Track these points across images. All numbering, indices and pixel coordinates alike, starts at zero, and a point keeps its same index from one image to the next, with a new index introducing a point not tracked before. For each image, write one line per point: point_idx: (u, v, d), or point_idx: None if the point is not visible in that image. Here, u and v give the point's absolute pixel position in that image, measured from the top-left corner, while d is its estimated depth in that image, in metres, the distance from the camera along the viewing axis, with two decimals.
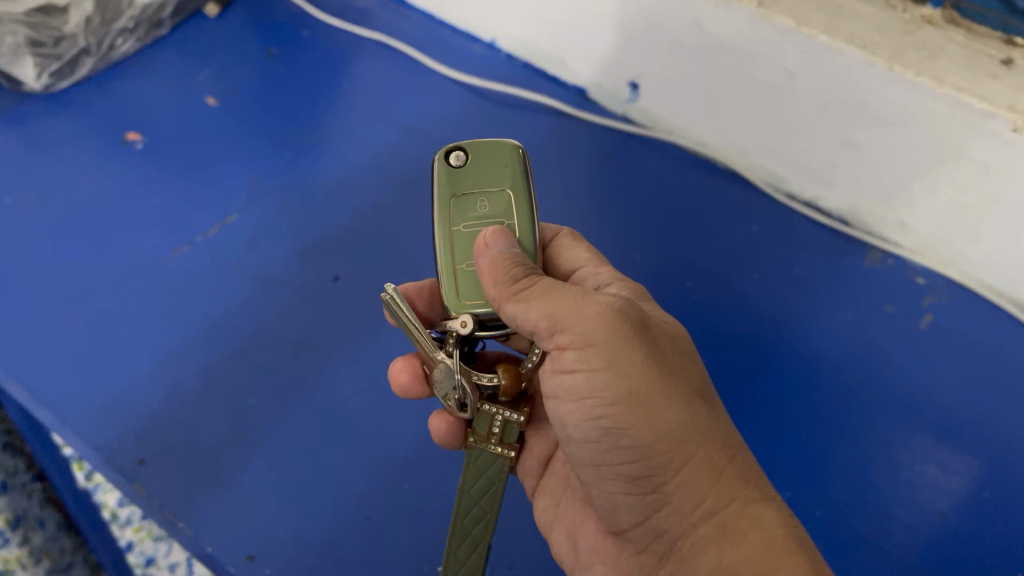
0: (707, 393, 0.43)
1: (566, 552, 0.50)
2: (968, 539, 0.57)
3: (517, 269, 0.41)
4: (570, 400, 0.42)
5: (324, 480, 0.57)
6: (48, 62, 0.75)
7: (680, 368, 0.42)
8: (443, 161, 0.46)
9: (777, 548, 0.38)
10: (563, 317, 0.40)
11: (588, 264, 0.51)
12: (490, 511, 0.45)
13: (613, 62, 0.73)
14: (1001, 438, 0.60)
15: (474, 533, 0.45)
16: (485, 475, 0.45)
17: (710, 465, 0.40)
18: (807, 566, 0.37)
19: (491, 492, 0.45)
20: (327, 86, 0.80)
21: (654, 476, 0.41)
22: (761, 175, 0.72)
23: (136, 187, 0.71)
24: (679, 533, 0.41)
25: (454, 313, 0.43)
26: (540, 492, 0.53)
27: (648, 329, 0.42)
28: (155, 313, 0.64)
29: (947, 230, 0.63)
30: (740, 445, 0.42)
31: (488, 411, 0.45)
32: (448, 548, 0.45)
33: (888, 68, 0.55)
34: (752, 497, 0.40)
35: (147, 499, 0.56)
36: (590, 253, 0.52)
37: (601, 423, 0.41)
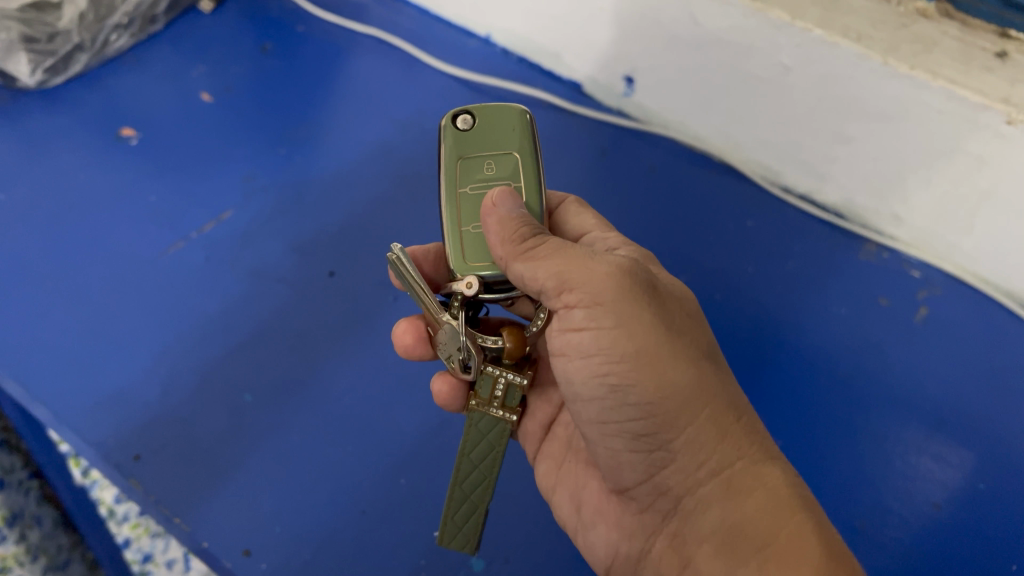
0: (712, 354, 0.43)
1: (569, 515, 0.50)
2: (964, 530, 0.57)
3: (525, 229, 0.41)
4: (578, 357, 0.42)
5: (320, 475, 0.57)
6: (43, 59, 0.75)
7: (686, 329, 0.42)
8: (451, 125, 0.46)
9: (782, 505, 0.39)
10: (571, 276, 0.40)
11: (595, 230, 0.51)
12: (489, 475, 0.46)
13: (608, 56, 0.73)
14: (996, 430, 0.60)
15: (472, 498, 0.46)
16: (485, 439, 0.46)
17: (716, 423, 0.41)
18: (813, 523, 0.38)
19: (491, 456, 0.46)
20: (322, 81, 0.80)
21: (660, 433, 0.41)
22: (755, 169, 0.73)
23: (131, 183, 0.71)
24: (685, 490, 0.42)
25: (459, 274, 0.43)
26: (541, 456, 0.53)
27: (656, 290, 0.42)
28: (151, 309, 0.64)
29: (941, 223, 0.64)
30: (745, 405, 0.43)
31: (491, 373, 0.44)
32: (445, 511, 0.46)
33: (883, 62, 0.55)
34: (757, 455, 0.41)
35: (143, 494, 0.56)
36: (596, 220, 0.52)
37: (608, 380, 0.41)
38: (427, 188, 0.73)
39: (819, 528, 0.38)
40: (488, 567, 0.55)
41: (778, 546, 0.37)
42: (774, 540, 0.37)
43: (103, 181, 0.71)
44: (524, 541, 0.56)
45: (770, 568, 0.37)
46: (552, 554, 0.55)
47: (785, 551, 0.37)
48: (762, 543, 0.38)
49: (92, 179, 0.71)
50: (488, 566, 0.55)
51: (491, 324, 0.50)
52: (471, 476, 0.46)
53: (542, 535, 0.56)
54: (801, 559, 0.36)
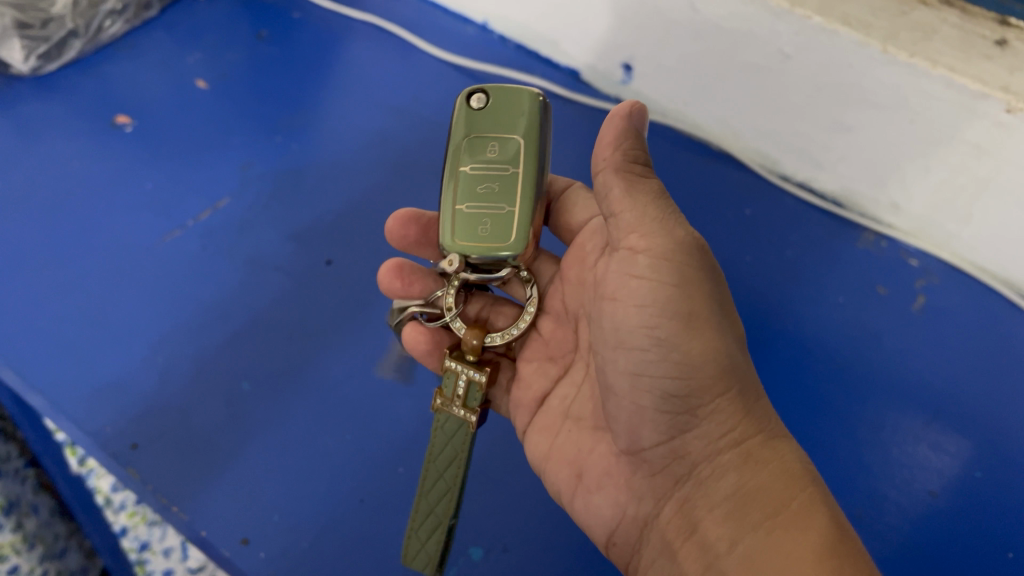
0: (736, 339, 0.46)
1: (565, 481, 0.48)
2: (963, 519, 0.57)
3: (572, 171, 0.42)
4: (630, 306, 0.43)
5: (317, 465, 0.57)
6: (36, 45, 0.75)
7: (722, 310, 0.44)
8: (464, 103, 0.47)
9: (793, 480, 0.41)
10: (650, 223, 0.43)
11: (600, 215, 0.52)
12: (454, 483, 0.46)
13: (607, 43, 0.73)
14: (994, 418, 0.60)
15: (437, 509, 0.46)
16: (451, 443, 0.46)
17: (745, 398, 0.43)
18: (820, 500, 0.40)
19: (456, 462, 0.46)
20: (319, 67, 0.80)
21: (692, 397, 0.42)
22: (754, 157, 0.73)
23: (127, 171, 0.71)
24: (704, 457, 0.43)
25: (445, 251, 0.45)
26: (533, 427, 0.51)
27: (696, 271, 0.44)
28: (148, 297, 0.63)
29: (940, 213, 0.64)
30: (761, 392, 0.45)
31: (454, 369, 0.46)
32: (411, 527, 0.46)
33: (882, 50, 0.55)
34: (773, 436, 0.43)
35: (141, 484, 0.56)
36: None
37: (654, 334, 0.42)
38: (425, 175, 0.72)
39: (827, 505, 0.40)
40: (486, 556, 0.55)
41: (792, 514, 0.39)
42: (784, 509, 0.39)
43: (98, 169, 0.71)
44: (522, 530, 0.55)
45: (789, 531, 0.38)
46: (550, 544, 0.55)
47: (801, 520, 0.39)
48: (775, 511, 0.39)
49: (87, 167, 0.71)
50: (486, 554, 0.55)
51: (490, 300, 0.53)
52: (437, 484, 0.46)
53: (540, 525, 0.56)
54: (816, 526, 0.38)
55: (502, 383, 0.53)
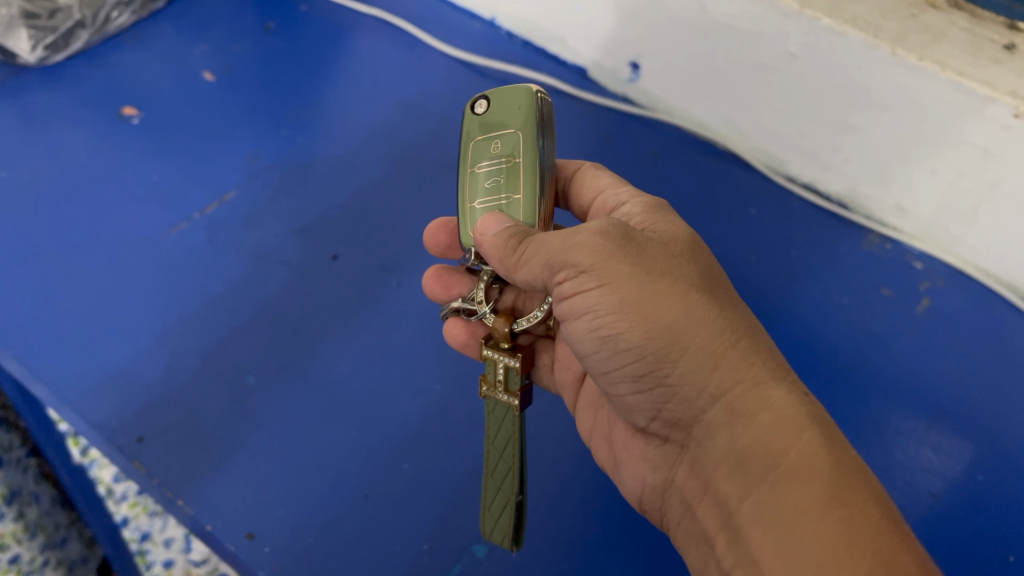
0: (702, 279, 0.41)
1: (605, 457, 0.50)
2: (975, 522, 0.55)
3: (508, 231, 0.43)
4: (574, 318, 0.42)
5: (322, 461, 0.55)
6: (44, 35, 0.75)
7: (672, 266, 0.41)
8: (470, 110, 0.48)
9: (790, 425, 0.37)
10: (550, 251, 0.41)
11: (609, 187, 0.52)
12: (512, 463, 0.45)
13: (614, 41, 0.74)
14: (999, 421, 0.60)
15: (502, 489, 0.45)
16: (505, 427, 0.46)
17: (709, 351, 0.39)
18: (822, 441, 0.36)
19: (511, 443, 0.46)
20: (327, 61, 0.81)
21: (657, 371, 0.41)
22: (760, 158, 0.73)
23: (132, 163, 0.71)
24: (693, 420, 0.41)
25: (466, 247, 0.47)
26: (579, 405, 0.53)
27: (633, 240, 0.41)
28: (152, 288, 0.63)
29: (944, 216, 0.64)
30: (748, 325, 0.41)
31: (491, 357, 0.46)
32: (483, 505, 0.46)
33: (891, 52, 0.55)
34: (761, 378, 0.39)
35: (146, 478, 0.54)
36: (611, 178, 0.52)
37: (600, 334, 0.41)
38: (430, 170, 0.72)
39: (830, 445, 0.36)
40: (490, 554, 0.52)
41: (787, 467, 0.36)
42: (782, 462, 0.36)
43: (104, 160, 0.71)
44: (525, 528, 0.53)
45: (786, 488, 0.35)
46: (554, 544, 0.52)
47: (793, 474, 0.35)
48: (773, 464, 0.36)
49: (93, 158, 0.71)
50: (491, 552, 0.52)
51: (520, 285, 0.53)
52: (501, 464, 0.46)
53: (546, 521, 0.53)
54: (813, 478, 0.35)
55: (546, 363, 0.55)
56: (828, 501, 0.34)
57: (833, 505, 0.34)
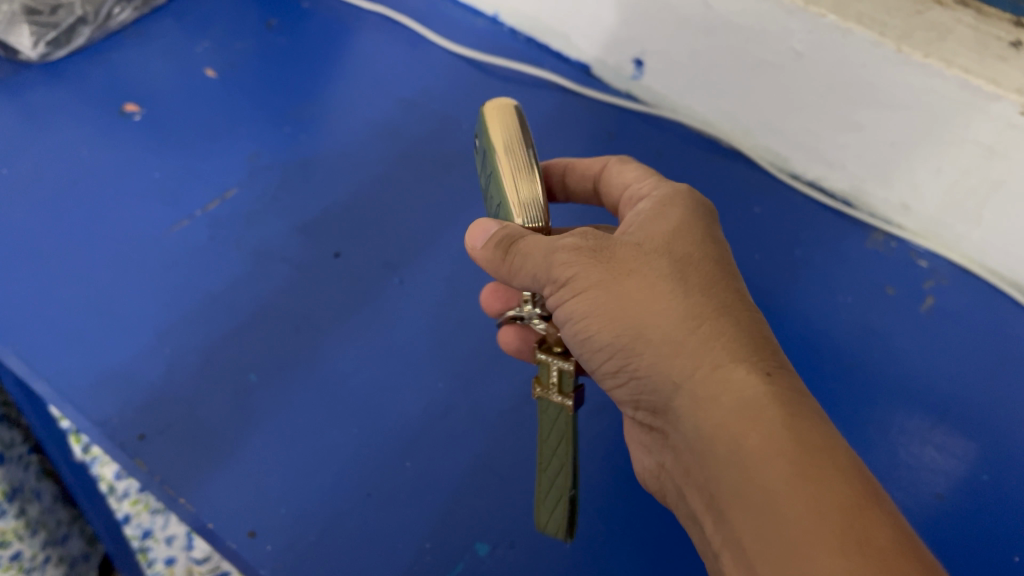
0: (670, 265, 0.41)
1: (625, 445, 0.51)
2: (979, 522, 0.55)
3: (490, 223, 0.44)
4: (558, 322, 0.43)
5: (324, 459, 0.55)
6: (46, 31, 0.74)
7: (639, 261, 0.41)
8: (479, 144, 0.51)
9: (749, 408, 0.36)
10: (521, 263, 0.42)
11: (635, 181, 0.51)
12: (566, 461, 0.45)
13: (617, 38, 0.73)
14: (1004, 420, 0.60)
15: (556, 486, 0.46)
16: (558, 426, 0.46)
17: (672, 341, 0.39)
18: (782, 422, 0.35)
19: (564, 442, 0.45)
20: (329, 57, 0.80)
21: (629, 366, 0.41)
22: (764, 156, 0.73)
23: (134, 159, 0.71)
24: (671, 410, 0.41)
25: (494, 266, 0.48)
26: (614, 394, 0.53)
27: (599, 244, 0.42)
28: (154, 284, 0.62)
29: (949, 215, 0.64)
30: (722, 301, 0.40)
31: (544, 360, 0.45)
32: (538, 498, 0.47)
33: (897, 49, 0.55)
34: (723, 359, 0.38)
35: (148, 475, 0.54)
36: (637, 171, 0.51)
37: (578, 336, 0.42)
38: (432, 167, 0.72)
39: (790, 426, 0.35)
40: (493, 552, 0.52)
41: (744, 454, 0.35)
42: (741, 449, 0.35)
43: (106, 157, 0.71)
44: (528, 526, 0.53)
45: (745, 473, 0.34)
46: (557, 542, 0.52)
47: (755, 458, 0.34)
48: (735, 450, 0.35)
49: (95, 155, 0.71)
50: (493, 550, 0.52)
51: None
52: (558, 463, 0.46)
53: None
54: (772, 459, 0.34)
55: None
56: (793, 481, 0.33)
57: (799, 483, 0.33)
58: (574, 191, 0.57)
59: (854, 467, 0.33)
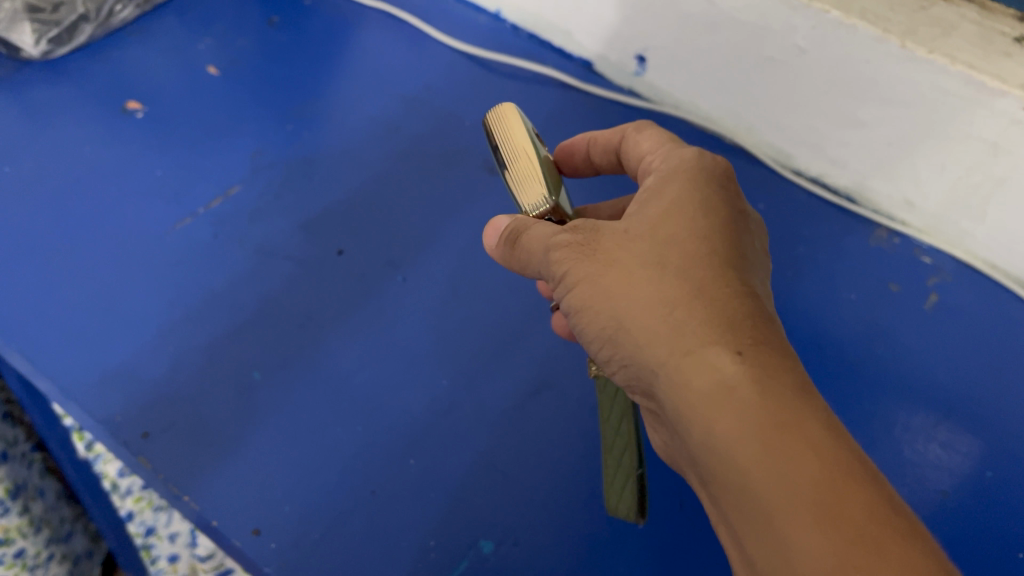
0: (649, 249, 0.40)
1: None
2: (983, 520, 0.55)
3: (501, 225, 0.47)
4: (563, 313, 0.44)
5: (328, 457, 0.54)
6: (47, 29, 0.74)
7: (619, 249, 0.40)
8: None
9: (716, 394, 0.35)
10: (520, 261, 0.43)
11: (650, 152, 0.48)
12: (631, 436, 0.48)
13: (619, 34, 0.73)
14: (1008, 417, 0.60)
15: (623, 463, 0.49)
16: (618, 402, 0.48)
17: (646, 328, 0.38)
18: (749, 406, 0.34)
19: (626, 417, 0.48)
20: (331, 53, 0.80)
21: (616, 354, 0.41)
22: (767, 152, 0.73)
23: (137, 157, 0.70)
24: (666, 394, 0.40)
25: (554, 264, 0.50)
26: None
27: (584, 235, 0.42)
28: (156, 282, 0.62)
29: (953, 211, 0.64)
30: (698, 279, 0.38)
31: None
32: (608, 482, 0.50)
33: (900, 45, 0.54)
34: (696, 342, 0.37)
35: (152, 473, 0.54)
36: (654, 138, 0.49)
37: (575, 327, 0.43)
38: (435, 164, 0.72)
39: (756, 410, 0.34)
40: (497, 550, 0.52)
41: (714, 442, 0.35)
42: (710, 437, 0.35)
43: (108, 155, 0.70)
44: (533, 523, 0.53)
45: (719, 461, 0.34)
46: (560, 540, 0.52)
47: (725, 446, 0.34)
48: (707, 438, 0.35)
49: (97, 153, 0.70)
50: (497, 548, 0.52)
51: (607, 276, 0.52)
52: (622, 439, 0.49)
53: (553, 517, 0.53)
54: (739, 447, 0.33)
55: None
56: (761, 467, 0.33)
57: (768, 469, 0.33)
58: (600, 166, 0.55)
59: (830, 450, 0.33)
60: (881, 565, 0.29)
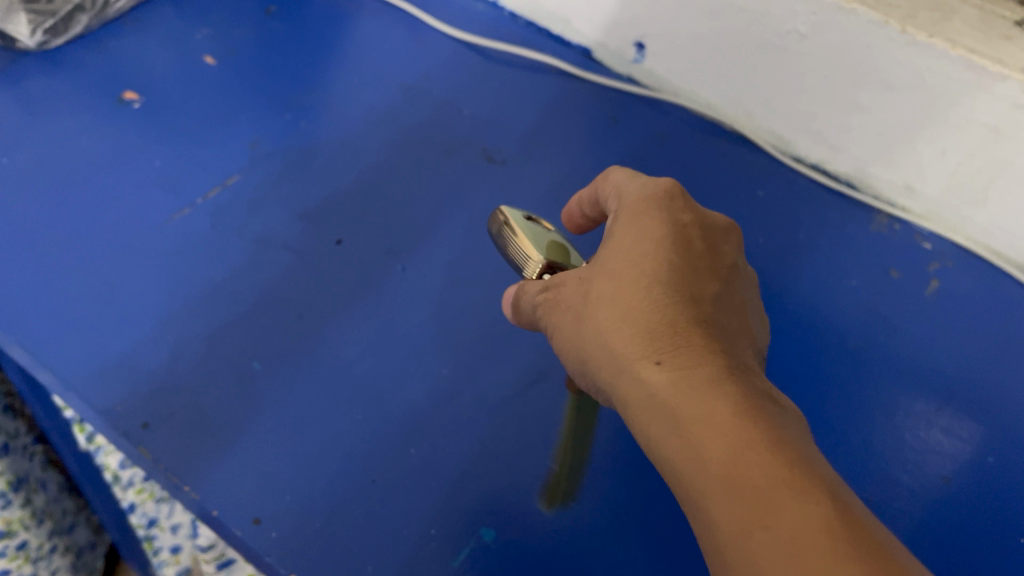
0: (590, 282, 0.43)
1: None
2: (984, 505, 0.55)
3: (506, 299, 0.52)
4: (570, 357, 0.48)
5: (329, 447, 0.54)
6: (43, 19, 0.74)
7: (574, 292, 0.44)
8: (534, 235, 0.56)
9: (650, 413, 0.38)
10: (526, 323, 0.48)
11: (614, 190, 0.49)
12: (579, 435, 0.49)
13: (618, 22, 0.73)
14: (1009, 402, 0.60)
15: None
16: None
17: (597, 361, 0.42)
18: (671, 422, 0.37)
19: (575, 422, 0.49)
20: (328, 42, 0.80)
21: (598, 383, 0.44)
22: (767, 138, 0.73)
23: (134, 148, 0.70)
24: None
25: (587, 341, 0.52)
26: None
27: (553, 289, 0.46)
28: (155, 272, 0.62)
29: (953, 197, 0.64)
30: (625, 299, 0.41)
31: None
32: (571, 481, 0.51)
33: (901, 29, 0.54)
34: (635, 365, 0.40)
35: (151, 464, 0.53)
36: (617, 173, 0.50)
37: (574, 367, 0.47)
38: (433, 154, 0.72)
39: (676, 420, 0.37)
40: (499, 537, 0.51)
41: (656, 458, 0.38)
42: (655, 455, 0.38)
43: (105, 145, 0.70)
44: (534, 511, 0.52)
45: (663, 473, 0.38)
46: (563, 526, 0.52)
47: (661, 460, 0.37)
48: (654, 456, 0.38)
49: (94, 143, 0.70)
50: (499, 535, 0.51)
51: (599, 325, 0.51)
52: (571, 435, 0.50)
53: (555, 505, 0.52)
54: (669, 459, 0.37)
55: None
56: (683, 472, 0.36)
57: (689, 474, 0.35)
58: (598, 219, 0.55)
59: (736, 428, 0.35)
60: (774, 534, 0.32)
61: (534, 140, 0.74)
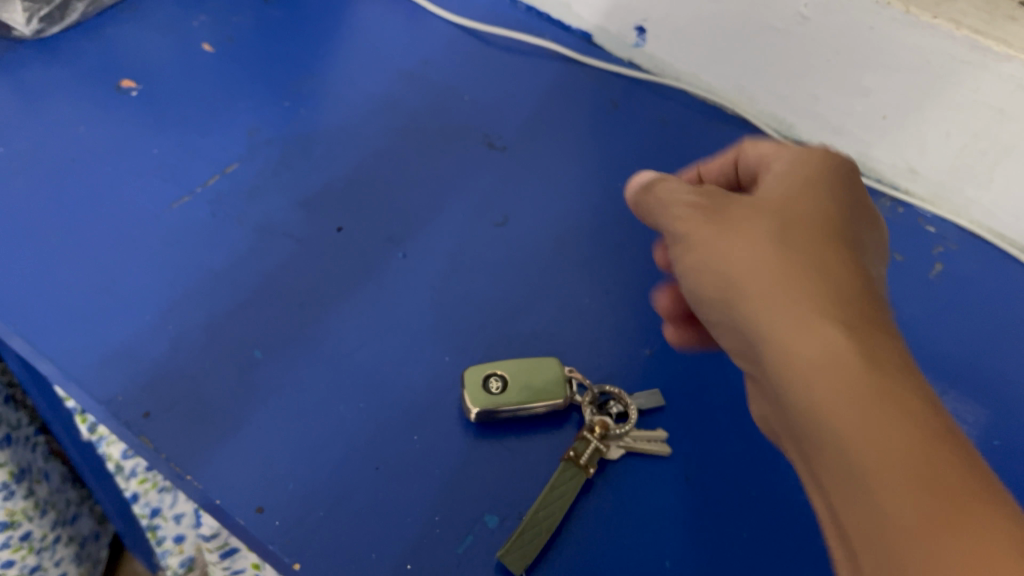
0: (761, 214, 0.44)
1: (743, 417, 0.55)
2: (995, 487, 0.54)
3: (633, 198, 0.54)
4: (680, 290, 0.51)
5: (332, 435, 0.53)
6: (37, 7, 0.73)
7: (747, 219, 0.43)
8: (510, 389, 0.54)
9: (819, 364, 0.37)
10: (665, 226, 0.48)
11: (773, 154, 0.51)
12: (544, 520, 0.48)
13: (619, 6, 0.74)
14: (1016, 384, 0.59)
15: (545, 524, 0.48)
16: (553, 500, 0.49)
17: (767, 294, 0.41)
18: (868, 384, 0.35)
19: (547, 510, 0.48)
20: (328, 30, 0.80)
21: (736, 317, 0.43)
22: (767, 123, 0.73)
23: (133, 137, 0.70)
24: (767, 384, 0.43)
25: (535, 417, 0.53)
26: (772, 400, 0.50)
27: (722, 209, 0.46)
28: (155, 261, 0.62)
29: (957, 179, 0.64)
30: (795, 219, 0.43)
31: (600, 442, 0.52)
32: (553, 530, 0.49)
33: (905, 10, 0.54)
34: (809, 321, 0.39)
35: (154, 453, 0.52)
36: (773, 143, 0.51)
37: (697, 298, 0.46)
38: (434, 141, 0.72)
39: (867, 382, 0.35)
40: (503, 523, 0.50)
41: (815, 420, 0.37)
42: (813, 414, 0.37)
43: (103, 134, 0.70)
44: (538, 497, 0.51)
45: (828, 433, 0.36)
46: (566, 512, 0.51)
47: (833, 416, 0.36)
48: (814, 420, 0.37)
49: (92, 131, 0.70)
50: (503, 522, 0.50)
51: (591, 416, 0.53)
52: (500, 397, 0.53)
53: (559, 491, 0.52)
54: (854, 421, 0.35)
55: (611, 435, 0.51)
56: (869, 437, 0.34)
57: (888, 446, 0.33)
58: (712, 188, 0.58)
59: (927, 414, 0.34)
60: (970, 534, 0.30)
61: (534, 126, 0.74)
